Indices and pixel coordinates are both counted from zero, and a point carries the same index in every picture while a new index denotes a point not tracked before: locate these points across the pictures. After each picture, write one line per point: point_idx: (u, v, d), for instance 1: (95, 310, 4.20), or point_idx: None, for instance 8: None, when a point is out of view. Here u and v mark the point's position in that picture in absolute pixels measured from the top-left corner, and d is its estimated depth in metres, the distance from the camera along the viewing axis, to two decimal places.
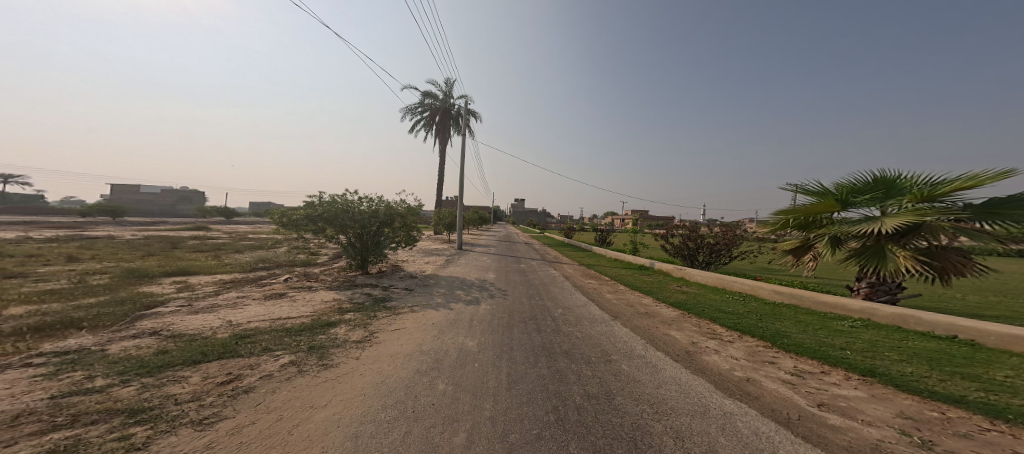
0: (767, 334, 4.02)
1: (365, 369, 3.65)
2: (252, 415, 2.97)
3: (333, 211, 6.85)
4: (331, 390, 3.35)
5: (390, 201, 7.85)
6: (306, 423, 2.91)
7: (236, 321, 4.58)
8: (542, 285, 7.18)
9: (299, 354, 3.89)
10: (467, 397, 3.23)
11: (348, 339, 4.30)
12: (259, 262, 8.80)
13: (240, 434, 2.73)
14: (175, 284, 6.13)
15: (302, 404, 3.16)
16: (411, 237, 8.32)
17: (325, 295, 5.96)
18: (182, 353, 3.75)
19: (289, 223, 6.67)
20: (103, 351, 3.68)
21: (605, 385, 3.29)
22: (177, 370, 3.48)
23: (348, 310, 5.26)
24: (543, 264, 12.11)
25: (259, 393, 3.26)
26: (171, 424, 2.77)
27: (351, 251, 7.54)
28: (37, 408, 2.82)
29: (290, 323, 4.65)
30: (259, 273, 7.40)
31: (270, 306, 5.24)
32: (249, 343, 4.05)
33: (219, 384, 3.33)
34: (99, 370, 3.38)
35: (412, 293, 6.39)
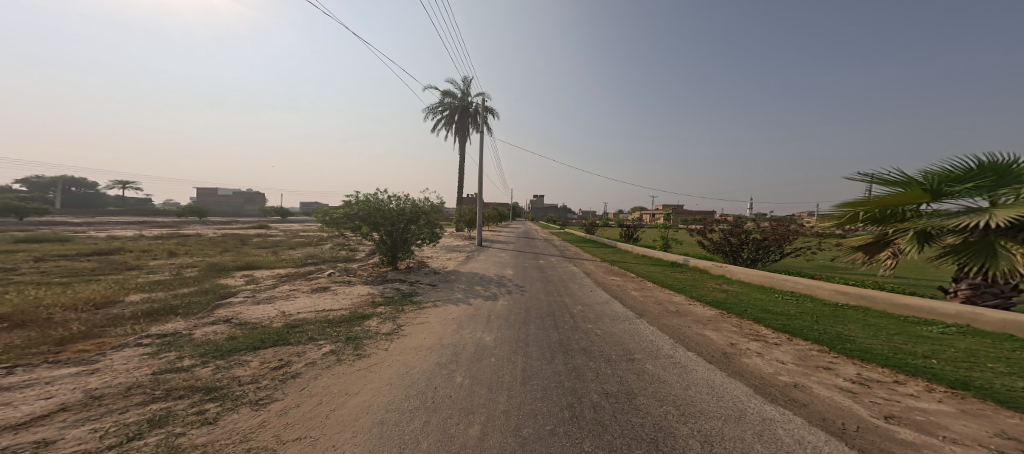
0: (823, 338, 3.54)
1: (396, 360, 3.86)
2: (297, 399, 3.29)
3: (367, 208, 7.55)
4: (363, 379, 3.59)
5: (415, 199, 8.29)
6: (341, 408, 3.16)
7: (286, 312, 5.13)
8: (564, 281, 7.04)
9: (338, 343, 4.24)
10: (486, 392, 3.27)
11: (381, 331, 4.58)
12: (310, 258, 9.76)
13: (287, 416, 3.04)
14: (244, 278, 7.04)
15: (339, 390, 3.43)
16: (434, 234, 8.60)
17: (361, 289, 6.45)
18: (241, 340, 4.28)
19: (330, 221, 7.34)
20: (190, 335, 4.35)
21: (626, 385, 3.14)
22: (241, 354, 3.99)
23: (380, 304, 5.62)
24: (562, 259, 12.00)
25: (304, 378, 3.60)
26: (236, 402, 3.18)
27: (382, 248, 8.03)
28: (139, 382, 3.41)
29: (331, 314, 5.10)
30: (309, 269, 8.19)
31: (315, 298, 5.81)
32: (296, 332, 4.51)
33: (273, 368, 3.75)
34: (187, 351, 3.99)
35: (437, 288, 6.65)
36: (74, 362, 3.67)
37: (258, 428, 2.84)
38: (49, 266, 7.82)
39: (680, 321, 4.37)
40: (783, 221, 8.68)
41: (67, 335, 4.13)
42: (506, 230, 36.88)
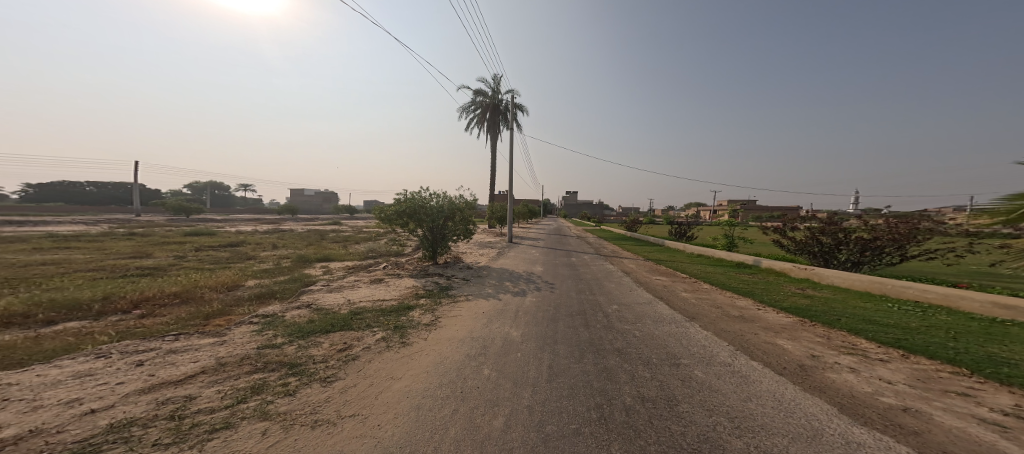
0: (962, 362, 2.64)
1: (438, 351, 4.08)
2: (355, 379, 3.69)
3: (412, 204, 8.16)
4: (406, 365, 3.85)
5: (452, 197, 8.78)
6: (387, 390, 3.43)
7: (351, 300, 5.86)
8: (611, 287, 6.69)
9: (388, 331, 4.67)
10: (516, 387, 3.22)
11: (422, 322, 4.93)
12: (370, 252, 11.03)
13: (346, 394, 3.41)
14: (322, 269, 8.28)
15: (386, 374, 3.73)
16: (469, 231, 9.12)
17: (408, 281, 7.02)
18: (314, 322, 5.04)
19: (385, 218, 8.17)
20: (283, 316, 5.28)
21: (667, 392, 2.81)
22: (317, 336, 4.67)
23: (422, 296, 6.09)
24: (596, 257, 11.99)
25: (361, 361, 4.02)
26: (311, 378, 3.71)
27: (424, 243, 8.62)
28: (251, 355, 4.25)
29: (384, 304, 5.66)
30: (370, 262, 9.26)
31: (373, 288, 6.52)
32: (357, 319, 5.10)
33: (339, 350, 4.28)
34: (280, 331, 4.83)
35: (470, 284, 6.93)
36: (210, 335, 4.76)
37: (324, 403, 3.25)
38: (194, 256, 10.16)
39: (745, 336, 3.77)
40: (907, 219, 7.93)
41: (210, 311, 5.44)
42: (541, 228, 36.57)
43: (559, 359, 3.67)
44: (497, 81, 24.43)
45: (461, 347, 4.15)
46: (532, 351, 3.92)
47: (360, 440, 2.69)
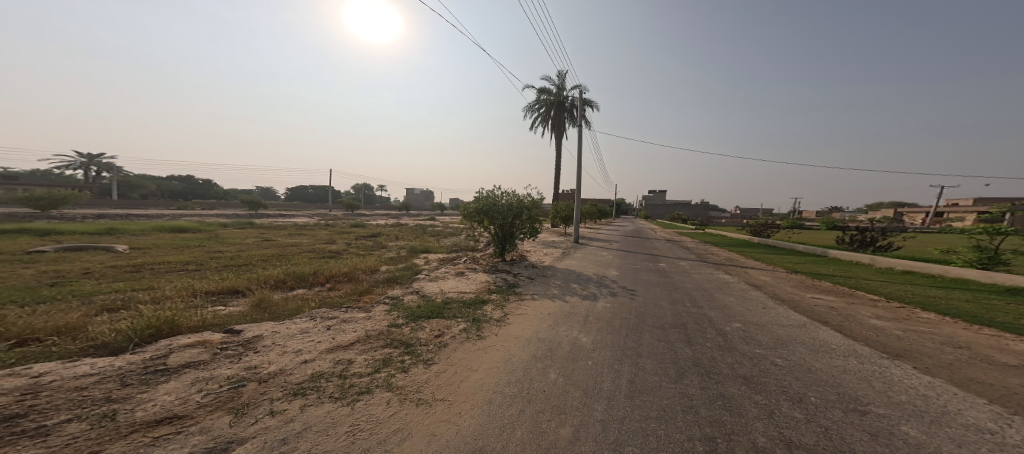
0: None
1: (514, 350, 4.08)
2: (445, 365, 3.93)
3: (488, 201, 8.47)
4: (480, 358, 4.00)
5: (520, 195, 8.85)
6: (467, 379, 3.56)
7: (443, 289, 6.54)
8: (733, 309, 5.53)
9: (468, 323, 4.96)
10: (593, 399, 2.92)
11: (495, 317, 5.12)
12: (454, 245, 12.09)
13: (438, 377, 3.67)
14: (424, 259, 9.52)
15: (465, 365, 3.87)
16: (536, 229, 9.11)
17: (482, 276, 7.44)
18: (414, 307, 5.69)
19: (466, 214, 8.69)
20: (403, 299, 6.12)
21: (835, 445, 2.18)
22: (425, 321, 5.12)
23: (494, 291, 6.40)
24: (694, 265, 10.42)
25: (449, 349, 4.28)
26: (418, 358, 4.09)
27: (495, 240, 8.88)
28: (381, 331, 4.88)
29: (465, 295, 6.15)
30: (455, 254, 10.20)
31: (456, 280, 7.14)
32: (447, 308, 5.60)
33: (437, 337, 4.63)
34: (399, 311, 5.60)
35: (537, 285, 6.89)
36: (361, 310, 5.88)
37: (423, 383, 3.56)
38: (345, 245, 13.06)
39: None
40: None
41: (366, 289, 6.97)
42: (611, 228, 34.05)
43: (648, 377, 3.23)
44: (560, 77, 22.61)
45: (524, 350, 4.04)
46: (612, 363, 3.56)
47: (445, 425, 2.83)
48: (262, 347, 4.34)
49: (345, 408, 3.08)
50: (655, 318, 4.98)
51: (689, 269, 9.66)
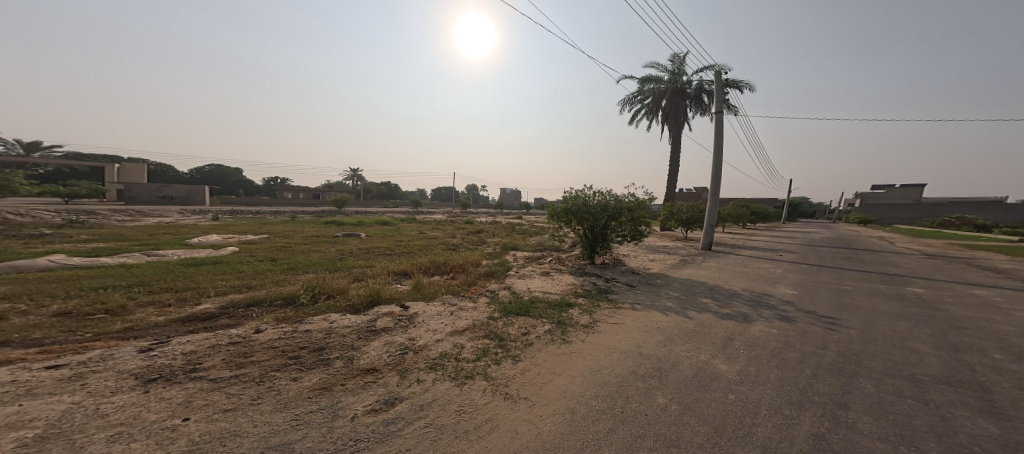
0: None
1: (605, 363, 3.70)
2: (530, 365, 3.87)
3: (578, 200, 8.18)
4: (565, 364, 3.79)
5: (620, 195, 8.25)
6: (551, 384, 3.42)
7: (529, 287, 6.53)
8: (949, 356, 3.90)
9: (552, 326, 4.83)
10: (734, 444, 2.36)
11: (585, 323, 4.87)
12: (540, 243, 12.06)
13: (521, 375, 3.65)
14: (514, 256, 9.73)
15: (549, 368, 3.74)
16: (641, 232, 8.28)
17: (567, 278, 7.19)
18: (505, 301, 5.78)
19: (553, 214, 8.50)
20: (493, 293, 6.28)
21: None
22: (510, 318, 5.17)
23: (581, 294, 6.11)
24: (852, 285, 8.04)
25: (534, 349, 4.22)
26: (507, 353, 4.16)
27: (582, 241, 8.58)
28: (481, 322, 5.10)
29: (550, 296, 6.02)
30: (540, 254, 10.13)
31: (541, 280, 7.02)
32: (533, 307, 5.56)
33: (523, 334, 4.63)
34: (490, 305, 5.79)
35: (634, 294, 6.26)
36: (466, 299, 6.22)
37: (510, 379, 3.58)
38: (460, 239, 14.39)
39: None
40: None
41: (469, 280, 7.38)
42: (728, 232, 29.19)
43: (858, 438, 2.39)
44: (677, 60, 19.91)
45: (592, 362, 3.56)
46: (783, 406, 2.81)
47: (527, 426, 2.77)
48: (420, 323, 5.07)
49: (454, 388, 3.35)
50: (813, 359, 3.80)
51: (864, 292, 7.33)
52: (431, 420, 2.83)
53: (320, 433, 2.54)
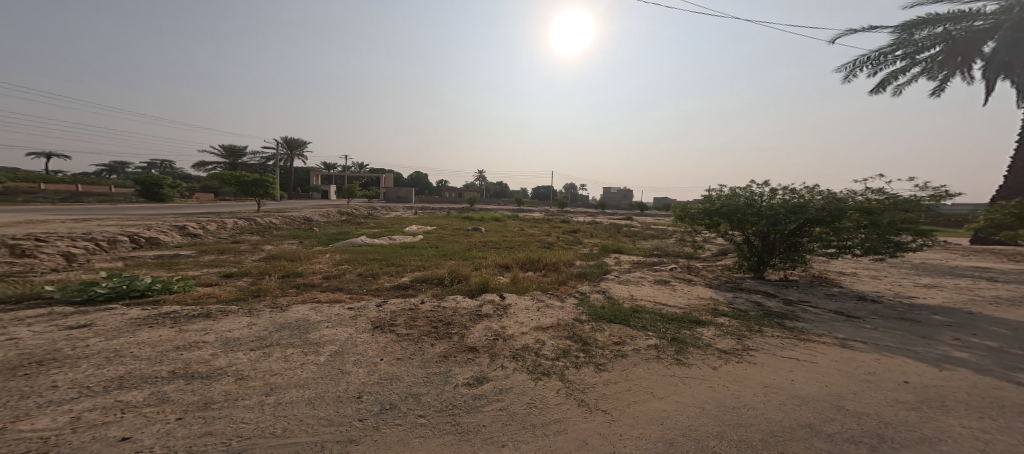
0: None
1: (764, 393, 2.49)
2: (616, 377, 3.32)
3: (733, 205, 6.85)
4: (674, 387, 2.92)
5: (822, 195, 6.33)
6: (641, 404, 2.84)
7: (632, 294, 5.41)
8: None
9: (663, 341, 3.63)
10: None
11: (715, 344, 3.37)
12: (658, 249, 10.99)
13: (605, 386, 3.17)
14: (615, 259, 9.16)
15: (646, 386, 3.09)
16: (875, 247, 5.92)
17: (703, 293, 5.51)
18: (596, 305, 5.21)
19: (686, 216, 7.76)
20: (586, 296, 5.76)
21: None
22: (599, 324, 4.51)
23: (724, 315, 4.26)
24: None
25: (627, 362, 3.49)
26: (590, 359, 3.70)
27: (738, 252, 7.36)
28: (566, 322, 4.79)
29: (664, 309, 4.58)
30: (656, 260, 9.07)
31: (656, 290, 5.66)
32: (636, 317, 4.44)
33: (613, 343, 3.93)
34: (578, 308, 5.33)
35: (819, 327, 4.17)
36: (555, 297, 6.01)
37: (590, 386, 3.19)
38: (557, 237, 14.34)
39: None
40: None
41: (549, 279, 7.30)
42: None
43: None
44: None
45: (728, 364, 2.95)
46: None
47: (600, 439, 2.40)
48: (512, 313, 5.12)
49: (529, 381, 3.23)
50: None
51: None
52: (505, 405, 2.84)
53: (436, 392, 2.98)
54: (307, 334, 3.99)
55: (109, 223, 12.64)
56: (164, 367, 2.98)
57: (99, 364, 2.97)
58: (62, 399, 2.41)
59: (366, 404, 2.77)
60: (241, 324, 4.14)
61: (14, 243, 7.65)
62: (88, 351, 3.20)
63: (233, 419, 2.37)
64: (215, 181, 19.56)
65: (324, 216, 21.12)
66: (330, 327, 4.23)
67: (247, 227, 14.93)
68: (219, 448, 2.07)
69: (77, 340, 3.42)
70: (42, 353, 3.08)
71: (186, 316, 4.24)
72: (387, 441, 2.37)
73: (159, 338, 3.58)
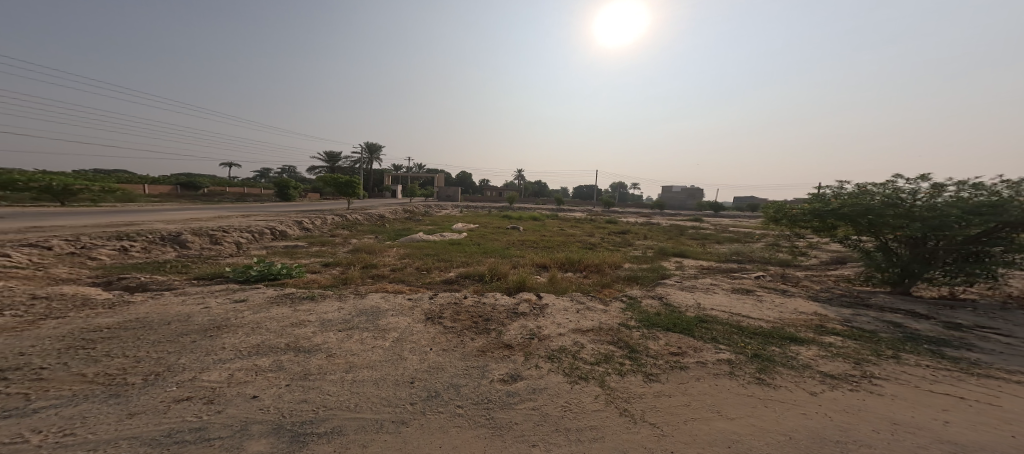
0: None
1: (892, 430, 2.13)
2: (673, 390, 2.90)
3: (862, 205, 5.65)
4: (750, 408, 2.53)
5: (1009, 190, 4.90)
6: (703, 422, 2.43)
7: (700, 303, 4.96)
8: None
9: (740, 356, 3.28)
10: None
11: (815, 367, 2.96)
12: (733, 255, 10.04)
13: (655, 398, 2.78)
14: (675, 264, 8.62)
15: (711, 404, 2.65)
16: None
17: (803, 306, 4.79)
18: (646, 312, 4.84)
19: (784, 217, 7.04)
20: (636, 302, 5.36)
21: None
22: (656, 331, 4.17)
23: (834, 334, 3.73)
24: None
25: (687, 374, 3.12)
26: (639, 368, 3.31)
27: (867, 260, 6.05)
28: (609, 326, 4.48)
29: (745, 322, 4.15)
30: (732, 267, 8.29)
31: (734, 299, 5.10)
32: (702, 327, 4.08)
33: (671, 353, 3.57)
34: (628, 313, 4.94)
35: (1011, 361, 3.15)
36: (598, 300, 5.72)
37: (636, 396, 2.82)
38: (599, 239, 13.89)
39: None
40: None
41: (592, 281, 7.02)
42: None
43: None
44: None
45: (832, 390, 2.59)
46: None
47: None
48: (548, 314, 4.94)
49: (565, 384, 3.00)
50: None
51: None
52: (538, 404, 2.67)
53: (473, 385, 2.90)
54: (378, 320, 4.16)
55: (258, 216, 14.82)
56: (281, 340, 3.41)
57: (248, 332, 3.54)
58: (226, 358, 2.95)
59: (417, 389, 2.75)
60: (334, 307, 4.48)
61: (210, 233, 9.36)
62: (243, 321, 3.82)
63: (322, 390, 2.61)
64: (320, 182, 21.69)
65: (400, 216, 22.22)
66: (393, 315, 4.37)
67: (344, 221, 16.13)
68: (310, 414, 2.30)
69: (236, 312, 4.08)
70: (219, 319, 3.80)
71: (298, 297, 4.75)
72: (430, 427, 2.31)
73: (283, 315, 4.08)
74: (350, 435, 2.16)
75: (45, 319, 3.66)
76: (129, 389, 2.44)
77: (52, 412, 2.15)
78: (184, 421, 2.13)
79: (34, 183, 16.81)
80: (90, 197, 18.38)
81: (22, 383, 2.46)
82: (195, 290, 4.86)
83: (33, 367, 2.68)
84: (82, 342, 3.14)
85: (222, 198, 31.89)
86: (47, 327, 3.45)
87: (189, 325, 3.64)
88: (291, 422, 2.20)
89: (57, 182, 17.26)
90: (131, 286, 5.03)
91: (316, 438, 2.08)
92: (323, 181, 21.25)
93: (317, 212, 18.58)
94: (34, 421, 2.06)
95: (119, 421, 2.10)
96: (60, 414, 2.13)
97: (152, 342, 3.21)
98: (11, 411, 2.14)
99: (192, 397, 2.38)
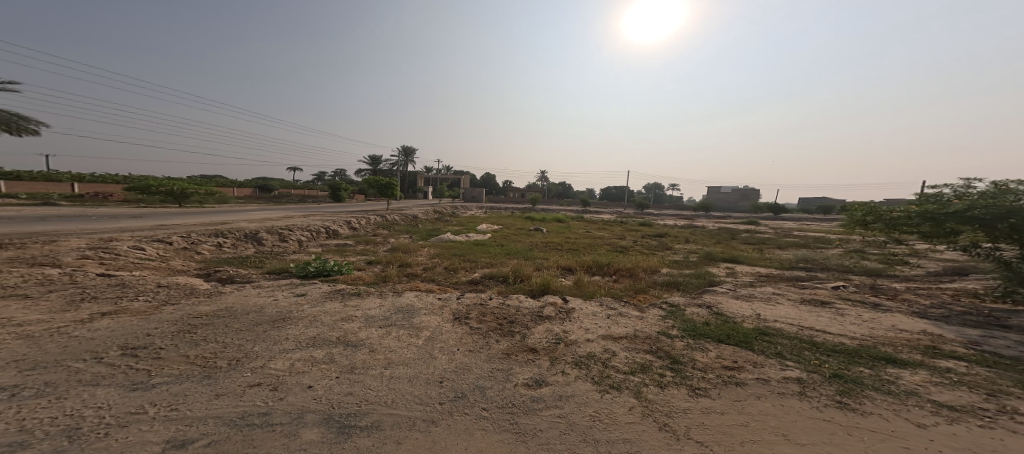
0: None
1: None
2: (725, 407, 2.63)
3: (1000, 207, 4.93)
4: (825, 434, 2.24)
5: None
6: (766, 445, 2.17)
7: (760, 315, 4.58)
8: None
9: (814, 375, 2.95)
10: None
11: (924, 395, 2.59)
12: (793, 262, 9.34)
13: (703, 414, 2.52)
14: (726, 270, 8.08)
15: (775, 426, 2.37)
16: None
17: (900, 323, 4.31)
18: (687, 322, 4.53)
19: (885, 222, 6.26)
20: (681, 310, 5.01)
21: None
22: (707, 342, 3.87)
23: (955, 358, 3.28)
24: None
25: (744, 391, 2.84)
26: (682, 381, 3.05)
27: (1007, 272, 5.33)
28: (647, 334, 4.21)
29: (820, 338, 3.77)
30: (793, 275, 7.69)
31: (805, 312, 4.66)
32: (761, 341, 3.74)
33: (724, 366, 3.28)
34: (675, 321, 4.62)
35: None
36: (633, 307, 5.41)
37: (679, 411, 2.57)
38: (632, 242, 13.39)
39: None
40: None
41: (626, 286, 6.70)
42: None
43: None
44: None
45: (950, 424, 2.24)
46: None
47: None
48: (575, 319, 4.72)
49: (594, 392, 2.79)
50: None
51: None
52: (564, 412, 2.49)
53: (499, 388, 2.76)
54: (412, 319, 4.11)
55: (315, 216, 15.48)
56: (332, 333, 3.42)
57: (308, 325, 3.58)
58: (288, 349, 2.98)
59: (445, 389, 2.64)
60: (377, 304, 4.48)
61: (280, 230, 9.81)
62: (303, 314, 3.89)
63: (364, 384, 2.56)
64: (366, 185, 22.44)
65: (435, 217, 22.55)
66: (425, 314, 4.31)
67: (382, 221, 16.45)
68: (354, 407, 2.24)
69: (297, 305, 4.17)
70: (283, 311, 3.88)
71: (348, 293, 4.81)
72: (456, 428, 2.19)
73: (334, 309, 4.13)
74: (387, 430, 2.08)
75: (166, 305, 3.87)
76: (217, 371, 2.48)
77: (164, 388, 2.22)
78: (254, 406, 2.12)
79: (163, 189, 18.71)
80: (199, 199, 20.42)
81: (146, 360, 2.57)
82: (269, 284, 5.04)
83: (155, 346, 2.81)
84: (190, 326, 3.29)
85: (288, 198, 34.19)
86: (167, 312, 3.65)
87: (262, 315, 3.74)
88: (339, 414, 2.15)
89: (177, 187, 18.79)
90: (222, 277, 5.30)
91: (359, 432, 2.01)
92: (367, 182, 21.86)
93: (360, 213, 19.23)
94: (152, 395, 2.13)
95: (209, 400, 2.13)
96: (171, 391, 2.19)
97: (236, 330, 3.30)
98: (137, 384, 2.23)
99: (262, 383, 2.39)
